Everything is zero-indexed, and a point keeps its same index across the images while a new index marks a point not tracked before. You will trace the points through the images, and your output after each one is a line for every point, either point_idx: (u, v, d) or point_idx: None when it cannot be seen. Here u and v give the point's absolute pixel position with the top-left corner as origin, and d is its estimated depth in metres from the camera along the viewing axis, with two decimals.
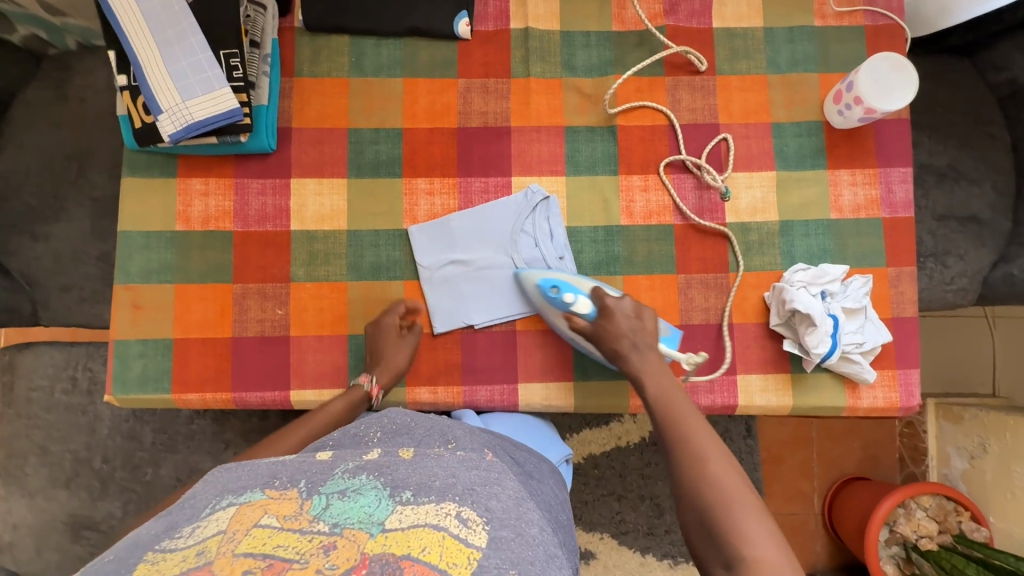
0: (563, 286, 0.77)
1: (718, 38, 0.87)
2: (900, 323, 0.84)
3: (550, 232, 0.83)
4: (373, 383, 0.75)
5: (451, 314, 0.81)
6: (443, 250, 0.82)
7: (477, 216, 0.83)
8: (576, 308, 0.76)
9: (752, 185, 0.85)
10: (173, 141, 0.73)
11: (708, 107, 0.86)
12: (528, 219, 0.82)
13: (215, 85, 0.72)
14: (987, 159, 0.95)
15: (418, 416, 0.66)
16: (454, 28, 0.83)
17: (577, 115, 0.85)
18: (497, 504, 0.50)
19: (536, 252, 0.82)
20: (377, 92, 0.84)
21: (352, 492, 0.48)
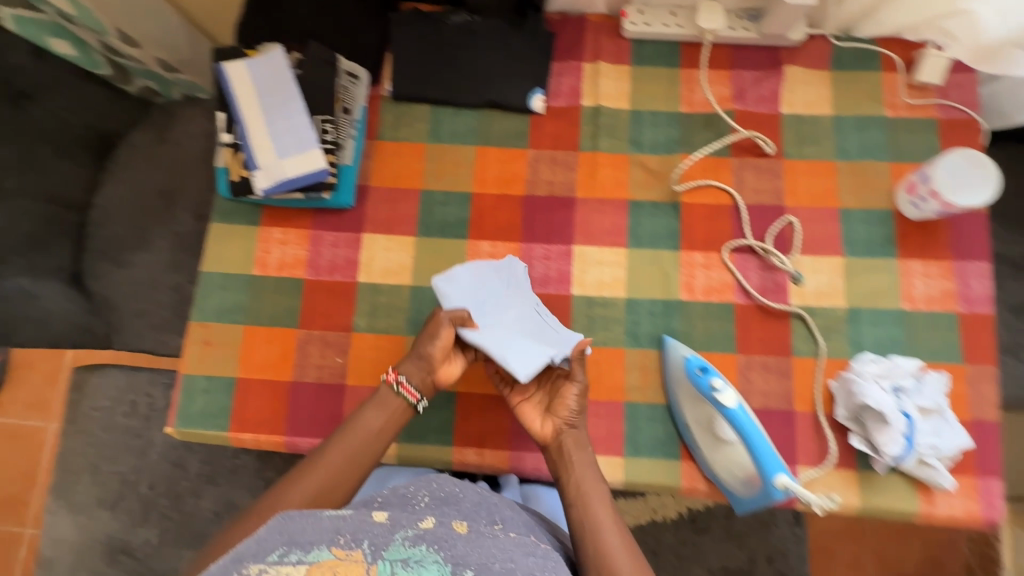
0: (711, 373, 0.73)
1: (786, 124, 0.88)
2: (977, 425, 0.79)
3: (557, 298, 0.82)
4: (398, 378, 0.74)
5: (525, 357, 0.70)
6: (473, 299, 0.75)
7: (491, 277, 0.78)
8: (722, 398, 0.71)
9: (817, 269, 0.84)
10: (264, 195, 0.79)
11: (774, 189, 0.86)
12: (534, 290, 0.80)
13: (308, 147, 0.78)
14: None
15: (466, 485, 0.68)
16: (529, 103, 0.88)
17: (641, 190, 0.87)
18: None
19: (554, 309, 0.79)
20: (451, 158, 0.89)
21: (413, 563, 0.53)
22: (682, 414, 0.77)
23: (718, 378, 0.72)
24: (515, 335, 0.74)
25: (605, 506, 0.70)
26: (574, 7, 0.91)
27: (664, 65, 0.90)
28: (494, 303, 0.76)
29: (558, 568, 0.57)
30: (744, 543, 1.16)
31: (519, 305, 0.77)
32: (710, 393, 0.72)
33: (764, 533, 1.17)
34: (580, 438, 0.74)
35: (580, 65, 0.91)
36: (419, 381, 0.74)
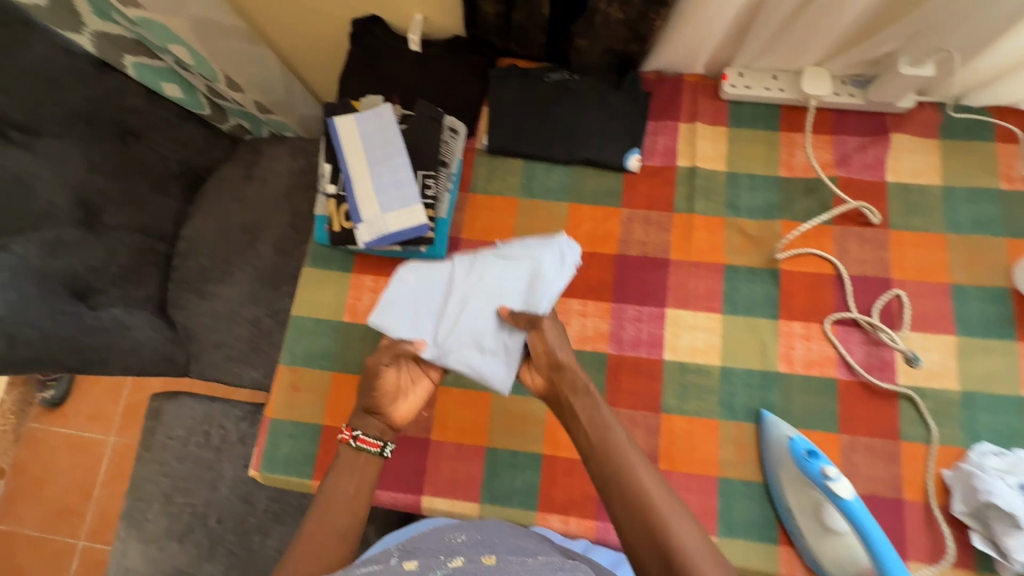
0: (826, 463, 0.68)
1: (892, 192, 0.85)
2: None
3: (505, 251, 0.77)
4: (354, 433, 0.72)
5: (493, 361, 0.74)
6: (425, 323, 0.76)
7: (424, 276, 0.78)
8: (835, 489, 0.66)
9: (927, 347, 0.79)
10: (365, 247, 0.80)
11: (879, 260, 0.83)
12: (476, 261, 0.77)
13: (411, 202, 0.79)
14: None
15: (500, 531, 0.66)
16: (625, 162, 0.88)
17: (738, 255, 0.85)
18: None
19: (503, 269, 0.76)
20: (542, 213, 0.89)
21: None
22: (784, 496, 0.73)
23: (830, 466, 0.67)
24: (481, 328, 0.74)
25: (627, 441, 0.66)
26: (672, 68, 0.91)
27: (763, 128, 0.89)
28: (438, 304, 0.77)
29: None
30: None
31: (461, 282, 0.76)
32: (823, 482, 0.67)
33: None
34: (569, 376, 0.71)
35: (676, 125, 0.90)
36: (372, 428, 0.73)
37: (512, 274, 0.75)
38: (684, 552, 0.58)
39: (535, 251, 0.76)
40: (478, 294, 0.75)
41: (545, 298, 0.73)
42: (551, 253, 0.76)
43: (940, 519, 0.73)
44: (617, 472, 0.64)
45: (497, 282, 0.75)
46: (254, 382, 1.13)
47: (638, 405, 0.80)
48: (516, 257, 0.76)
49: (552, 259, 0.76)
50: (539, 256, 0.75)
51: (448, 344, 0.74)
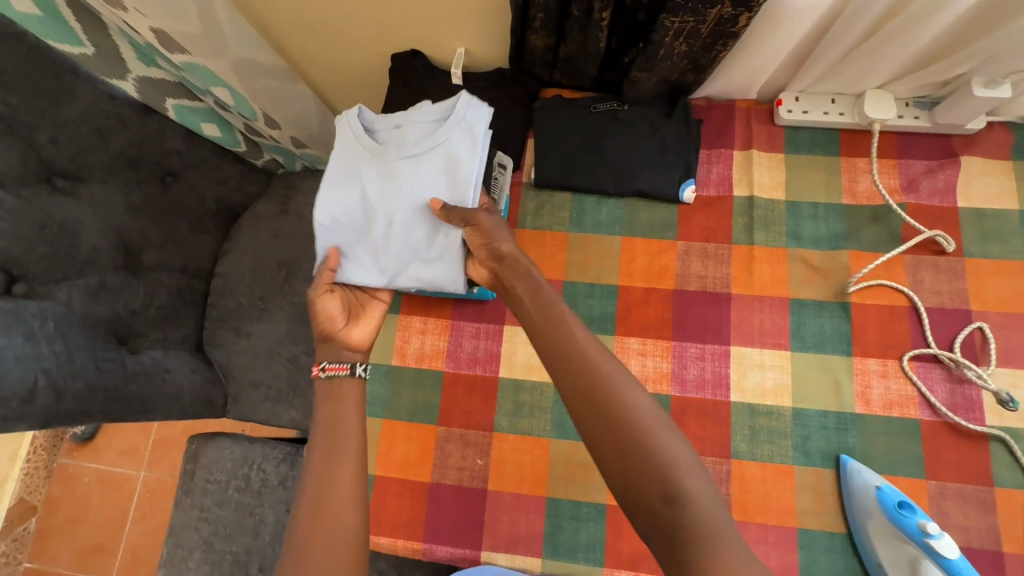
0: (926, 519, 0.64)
1: (965, 218, 0.81)
2: None
3: (405, 132, 0.67)
4: (321, 366, 0.67)
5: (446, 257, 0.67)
6: (365, 258, 0.68)
7: (336, 200, 0.67)
8: (935, 545, 0.62)
9: (1017, 383, 0.74)
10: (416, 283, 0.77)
11: (956, 291, 0.78)
12: (382, 158, 0.67)
13: None
14: None
15: None
16: (680, 193, 0.84)
17: (804, 288, 0.80)
18: None
19: (410, 155, 0.66)
20: (594, 248, 0.86)
21: None
22: (875, 556, 0.68)
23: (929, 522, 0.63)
24: (418, 234, 0.67)
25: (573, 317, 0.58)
26: (722, 94, 0.88)
27: (822, 153, 0.85)
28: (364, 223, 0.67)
29: None
30: None
31: (375, 186, 0.66)
32: (921, 537, 0.63)
33: None
34: (511, 255, 0.63)
35: (730, 153, 0.87)
36: (339, 355, 0.69)
37: (425, 165, 0.66)
38: (642, 425, 0.50)
39: (441, 134, 0.66)
40: (399, 202, 0.66)
41: (471, 183, 0.65)
42: (455, 131, 0.66)
43: None
44: (563, 351, 0.56)
45: (416, 183, 0.66)
46: (293, 422, 1.11)
47: (706, 450, 0.76)
48: (422, 145, 0.66)
49: (461, 129, 0.66)
50: (438, 127, 0.66)
51: (394, 265, 0.68)
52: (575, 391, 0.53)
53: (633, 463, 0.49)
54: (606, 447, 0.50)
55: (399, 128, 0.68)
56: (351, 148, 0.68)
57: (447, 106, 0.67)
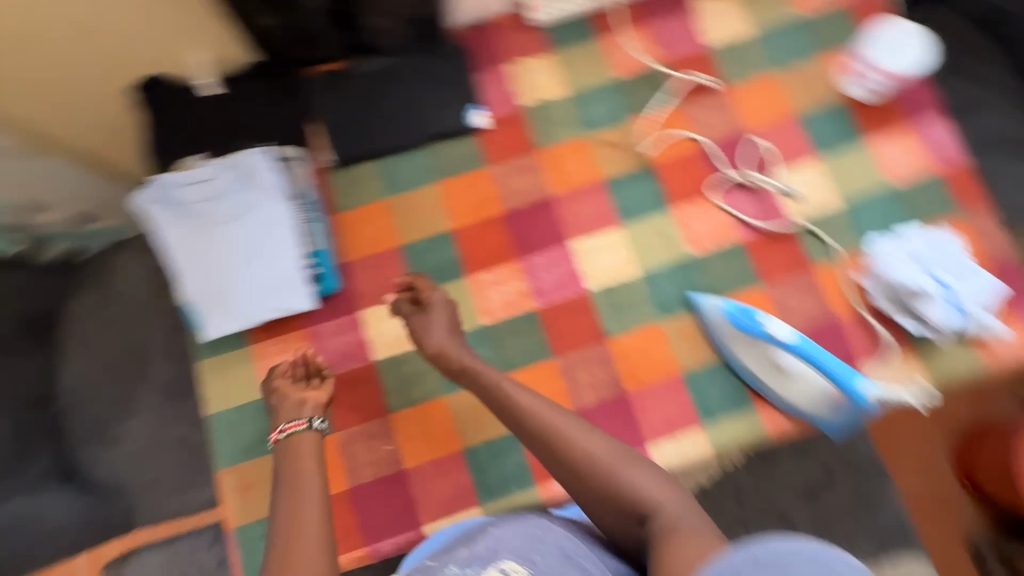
0: (759, 316, 0.72)
1: (717, 54, 0.89)
2: (1002, 265, 0.81)
3: (213, 195, 0.76)
4: (280, 429, 0.64)
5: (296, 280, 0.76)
6: (222, 307, 0.75)
7: (186, 273, 0.75)
8: (773, 334, 0.70)
9: (803, 177, 0.85)
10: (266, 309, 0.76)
11: (731, 119, 0.87)
12: (207, 223, 0.76)
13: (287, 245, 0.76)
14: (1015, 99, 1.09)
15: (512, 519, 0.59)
16: (471, 121, 0.88)
17: (611, 166, 0.86)
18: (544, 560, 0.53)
19: (227, 212, 0.76)
20: (417, 204, 0.86)
21: None
22: (739, 361, 0.77)
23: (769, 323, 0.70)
24: (265, 271, 0.76)
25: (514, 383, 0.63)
26: (476, 16, 0.90)
27: (584, 40, 0.90)
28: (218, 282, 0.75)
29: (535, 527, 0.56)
30: None
31: (212, 249, 0.75)
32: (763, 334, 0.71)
33: None
34: (447, 347, 0.69)
35: (505, 70, 0.90)
36: (298, 414, 0.67)
37: (246, 216, 0.76)
38: (596, 464, 0.54)
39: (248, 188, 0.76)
40: (238, 252, 0.75)
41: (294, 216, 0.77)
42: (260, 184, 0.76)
43: (873, 318, 0.79)
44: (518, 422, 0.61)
45: (243, 231, 0.76)
46: None
47: (583, 341, 0.81)
48: (235, 202, 0.76)
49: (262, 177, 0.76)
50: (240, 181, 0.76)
51: (256, 304, 0.75)
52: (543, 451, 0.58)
53: (611, 507, 0.54)
54: (584, 493, 0.55)
55: (207, 195, 0.75)
56: (173, 226, 0.75)
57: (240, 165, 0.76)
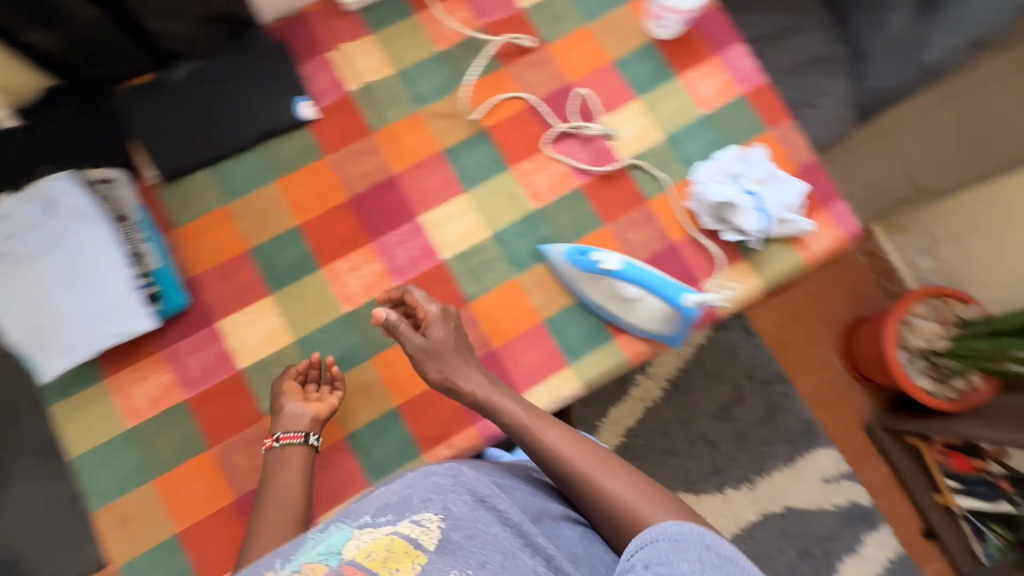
0: (592, 251, 0.80)
1: (530, 15, 0.93)
2: (804, 169, 0.91)
3: (24, 232, 0.75)
4: (276, 436, 0.74)
5: (127, 305, 0.75)
6: (51, 343, 0.74)
7: (10, 315, 0.74)
8: (606, 265, 0.78)
9: (624, 120, 0.91)
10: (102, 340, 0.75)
11: (553, 75, 0.92)
12: (22, 261, 0.75)
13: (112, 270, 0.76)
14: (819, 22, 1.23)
15: (423, 469, 0.67)
16: (299, 113, 0.86)
17: (448, 136, 0.88)
18: (458, 507, 0.62)
19: (41, 247, 0.75)
20: (260, 206, 0.84)
21: (324, 536, 0.60)
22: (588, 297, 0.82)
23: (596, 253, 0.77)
24: (91, 300, 0.75)
25: (551, 424, 0.71)
26: (286, 7, 0.89)
27: (401, 19, 0.91)
28: (44, 320, 0.74)
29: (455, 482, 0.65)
30: (727, 370, 1.71)
31: (32, 286, 0.75)
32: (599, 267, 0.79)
33: (734, 356, 1.72)
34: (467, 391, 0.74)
35: (325, 57, 0.89)
36: (294, 424, 0.74)
37: (61, 247, 0.75)
38: (631, 507, 0.63)
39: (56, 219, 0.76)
40: (59, 285, 0.75)
41: (111, 239, 0.76)
42: (68, 212, 0.76)
43: (703, 237, 0.86)
44: (551, 458, 0.69)
45: (60, 262, 0.75)
46: None
47: (446, 309, 0.83)
48: (47, 235, 0.76)
49: (68, 205, 0.76)
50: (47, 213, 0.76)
51: (86, 335, 0.74)
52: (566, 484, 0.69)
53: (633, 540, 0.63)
54: (608, 524, 0.65)
55: (17, 232, 0.75)
56: None
57: (45, 197, 0.76)
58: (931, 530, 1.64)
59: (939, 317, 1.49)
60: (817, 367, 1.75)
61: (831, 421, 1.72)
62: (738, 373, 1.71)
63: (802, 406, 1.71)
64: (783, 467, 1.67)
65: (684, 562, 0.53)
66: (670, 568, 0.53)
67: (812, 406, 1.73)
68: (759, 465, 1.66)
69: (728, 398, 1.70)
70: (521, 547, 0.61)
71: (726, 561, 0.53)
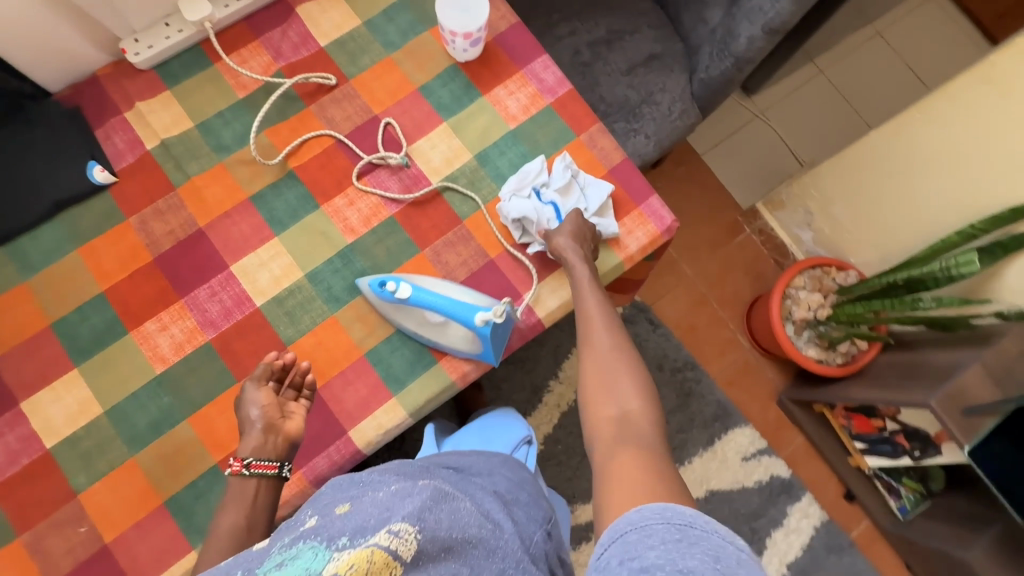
0: (388, 279, 0.80)
1: (331, 53, 0.94)
2: (616, 171, 0.93)
3: None
4: (245, 462, 0.72)
5: None
6: None
7: None
8: (399, 295, 0.78)
9: (434, 144, 0.92)
10: None
11: (359, 109, 0.92)
12: None
13: None
14: (643, 27, 1.30)
15: (396, 484, 0.63)
16: (93, 179, 0.84)
17: (255, 182, 0.88)
18: (433, 515, 0.58)
19: None
20: (61, 277, 0.83)
21: (288, 561, 0.52)
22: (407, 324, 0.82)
23: (392, 282, 0.79)
24: None
25: (592, 288, 0.82)
26: (75, 72, 0.89)
27: (198, 71, 0.91)
28: None
29: (438, 489, 0.62)
30: None
31: None
32: (393, 295, 0.79)
33: (644, 348, 1.74)
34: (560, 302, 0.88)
35: (121, 119, 0.88)
36: (262, 452, 0.73)
37: None
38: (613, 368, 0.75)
39: None
40: None
41: None
42: None
43: (514, 251, 0.88)
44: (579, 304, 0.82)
45: None
46: None
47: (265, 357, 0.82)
48: None
49: None
50: None
51: None
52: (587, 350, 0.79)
53: (603, 389, 0.74)
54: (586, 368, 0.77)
55: None
56: None
57: None
58: (851, 492, 1.68)
59: (820, 287, 1.54)
60: (724, 348, 1.79)
61: (744, 401, 1.76)
62: (648, 365, 1.73)
63: (714, 389, 1.73)
64: (702, 452, 1.69)
65: (651, 549, 0.52)
66: (640, 559, 0.51)
67: (726, 386, 1.77)
68: (679, 452, 1.68)
69: None
70: (492, 561, 0.59)
71: (688, 532, 0.53)
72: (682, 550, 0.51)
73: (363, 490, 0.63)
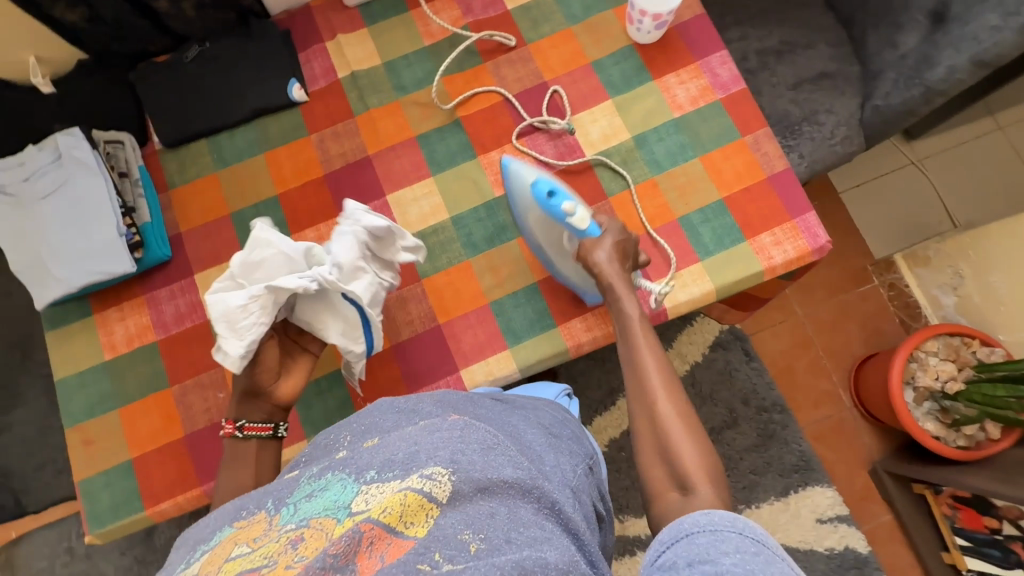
0: (559, 195, 0.78)
1: (516, 16, 0.98)
2: (775, 179, 0.89)
3: (35, 173, 0.85)
4: (237, 425, 0.71)
5: (103, 248, 0.83)
6: (46, 279, 0.83)
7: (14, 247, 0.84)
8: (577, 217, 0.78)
9: (596, 118, 0.93)
10: (86, 283, 0.82)
11: (531, 72, 0.95)
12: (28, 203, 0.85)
13: (104, 214, 0.83)
14: (820, 43, 1.23)
15: (430, 421, 0.55)
16: (290, 95, 0.94)
17: (423, 123, 0.94)
18: (467, 456, 0.50)
19: (43, 188, 0.84)
20: (245, 175, 0.93)
21: (319, 492, 0.49)
22: (355, 307, 0.75)
23: (569, 202, 0.77)
24: (75, 245, 0.82)
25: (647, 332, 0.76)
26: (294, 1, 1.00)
27: (394, 14, 0.98)
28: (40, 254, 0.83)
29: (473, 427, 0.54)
30: (720, 392, 1.65)
31: (33, 227, 0.84)
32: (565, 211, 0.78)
33: (731, 378, 1.66)
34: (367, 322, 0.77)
35: (321, 47, 0.97)
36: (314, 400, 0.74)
37: (65, 192, 0.84)
38: (666, 424, 0.68)
39: (62, 170, 0.84)
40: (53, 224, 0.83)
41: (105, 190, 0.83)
42: (70, 158, 0.84)
43: (654, 236, 0.87)
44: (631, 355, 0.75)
45: (58, 203, 0.84)
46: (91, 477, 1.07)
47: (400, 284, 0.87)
48: (53, 189, 0.84)
49: (76, 170, 0.84)
50: (50, 161, 0.85)
51: (68, 271, 0.82)
52: (643, 406, 0.71)
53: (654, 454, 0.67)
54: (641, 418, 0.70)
55: (28, 175, 0.85)
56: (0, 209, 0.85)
57: (56, 148, 0.85)
58: None
59: (955, 357, 1.39)
60: (820, 400, 1.66)
61: (831, 461, 1.63)
62: (733, 397, 1.65)
63: (800, 440, 1.61)
64: (773, 500, 1.58)
65: (726, 555, 0.47)
66: (714, 563, 0.46)
67: (814, 439, 1.64)
68: (747, 494, 1.59)
69: (720, 421, 1.63)
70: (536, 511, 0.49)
71: (766, 548, 0.47)
72: (758, 564, 0.45)
73: (396, 424, 0.57)
